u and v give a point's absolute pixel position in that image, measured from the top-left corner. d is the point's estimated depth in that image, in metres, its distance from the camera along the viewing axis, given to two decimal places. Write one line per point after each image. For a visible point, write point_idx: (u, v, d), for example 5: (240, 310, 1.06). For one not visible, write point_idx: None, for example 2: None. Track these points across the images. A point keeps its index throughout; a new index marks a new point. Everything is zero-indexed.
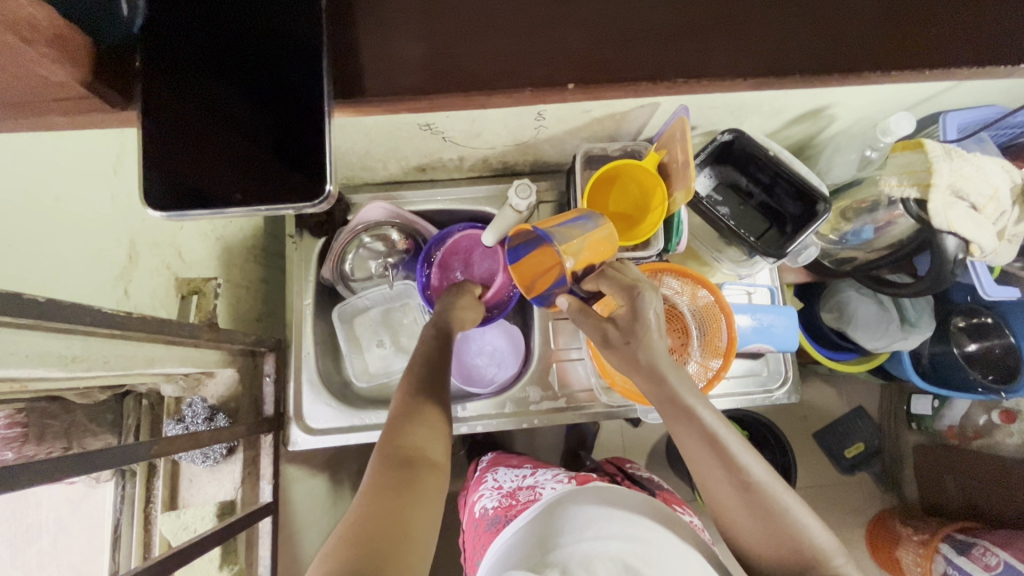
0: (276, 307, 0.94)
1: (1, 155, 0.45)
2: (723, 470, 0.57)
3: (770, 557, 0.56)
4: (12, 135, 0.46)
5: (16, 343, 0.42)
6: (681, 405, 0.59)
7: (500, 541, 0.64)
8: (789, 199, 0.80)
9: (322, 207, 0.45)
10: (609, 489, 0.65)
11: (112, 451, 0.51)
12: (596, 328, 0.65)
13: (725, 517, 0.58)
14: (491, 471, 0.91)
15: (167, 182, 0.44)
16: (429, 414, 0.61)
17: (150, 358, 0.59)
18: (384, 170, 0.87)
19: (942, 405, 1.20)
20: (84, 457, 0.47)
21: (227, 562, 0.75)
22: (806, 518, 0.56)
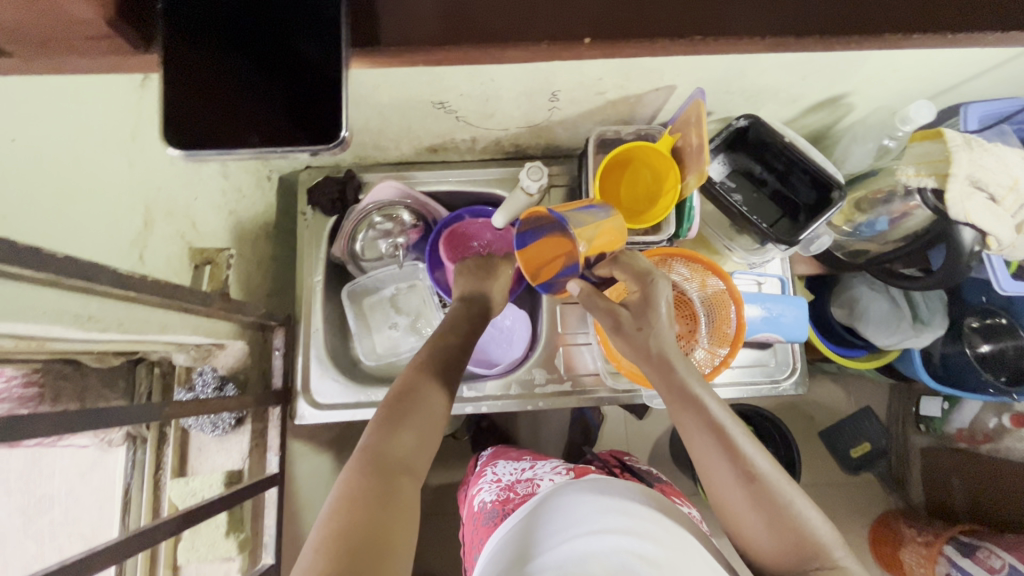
0: (286, 284, 0.95)
1: (40, 114, 0.46)
2: (728, 462, 0.55)
3: (773, 551, 0.54)
4: (50, 93, 0.47)
5: (33, 298, 0.44)
6: (688, 394, 0.58)
7: (500, 536, 0.64)
8: (803, 186, 0.78)
9: (338, 151, 0.45)
10: (603, 483, 0.65)
11: (126, 408, 0.52)
12: (606, 312, 0.64)
13: (728, 510, 0.56)
14: (491, 464, 0.91)
15: (178, 120, 0.42)
16: (423, 413, 0.60)
17: (163, 325, 0.60)
18: (397, 150, 0.88)
19: (951, 408, 1.16)
20: (101, 413, 0.48)
21: (234, 529, 0.75)
22: (810, 511, 0.54)
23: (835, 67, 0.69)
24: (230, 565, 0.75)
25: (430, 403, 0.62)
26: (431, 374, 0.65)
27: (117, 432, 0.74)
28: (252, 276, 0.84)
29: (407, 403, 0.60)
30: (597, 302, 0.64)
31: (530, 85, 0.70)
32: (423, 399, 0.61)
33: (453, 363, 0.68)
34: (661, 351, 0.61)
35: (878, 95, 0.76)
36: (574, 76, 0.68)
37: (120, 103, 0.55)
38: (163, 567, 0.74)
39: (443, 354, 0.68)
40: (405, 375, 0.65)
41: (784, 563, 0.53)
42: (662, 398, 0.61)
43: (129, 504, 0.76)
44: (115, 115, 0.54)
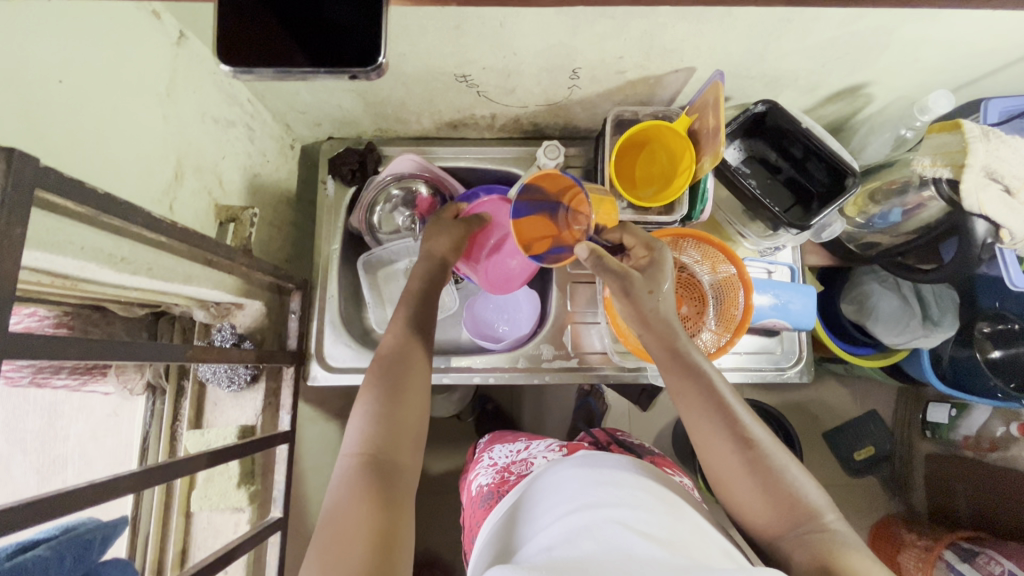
0: (303, 251, 0.98)
1: (88, 61, 0.48)
2: (723, 429, 0.58)
3: (767, 517, 0.55)
4: (97, 40, 0.49)
5: (73, 234, 0.46)
6: (687, 362, 0.63)
7: (503, 510, 0.65)
8: (818, 173, 0.79)
9: (375, 77, 0.46)
10: (594, 459, 0.66)
11: (161, 347, 0.53)
12: (615, 276, 0.65)
13: (724, 481, 0.58)
14: (486, 450, 0.92)
15: (224, 30, 0.44)
16: (405, 407, 0.60)
17: (188, 275, 0.62)
18: (417, 124, 0.89)
19: (959, 414, 1.17)
20: (143, 348, 0.50)
21: (245, 482, 0.78)
22: (801, 476, 0.56)
23: (855, 54, 0.69)
24: (239, 516, 0.77)
25: (416, 395, 0.61)
26: (406, 361, 0.63)
27: (138, 379, 0.77)
28: (271, 240, 0.86)
29: (389, 397, 0.60)
30: (609, 262, 0.65)
31: (552, 61, 0.71)
32: (408, 391, 0.61)
33: (426, 344, 0.67)
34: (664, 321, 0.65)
35: (898, 85, 0.77)
36: (595, 53, 0.70)
37: (157, 56, 0.57)
38: (176, 513, 0.77)
39: (417, 337, 0.67)
40: (387, 355, 0.65)
41: (777, 530, 0.55)
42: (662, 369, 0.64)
43: (147, 451, 0.78)
44: (151, 67, 0.57)
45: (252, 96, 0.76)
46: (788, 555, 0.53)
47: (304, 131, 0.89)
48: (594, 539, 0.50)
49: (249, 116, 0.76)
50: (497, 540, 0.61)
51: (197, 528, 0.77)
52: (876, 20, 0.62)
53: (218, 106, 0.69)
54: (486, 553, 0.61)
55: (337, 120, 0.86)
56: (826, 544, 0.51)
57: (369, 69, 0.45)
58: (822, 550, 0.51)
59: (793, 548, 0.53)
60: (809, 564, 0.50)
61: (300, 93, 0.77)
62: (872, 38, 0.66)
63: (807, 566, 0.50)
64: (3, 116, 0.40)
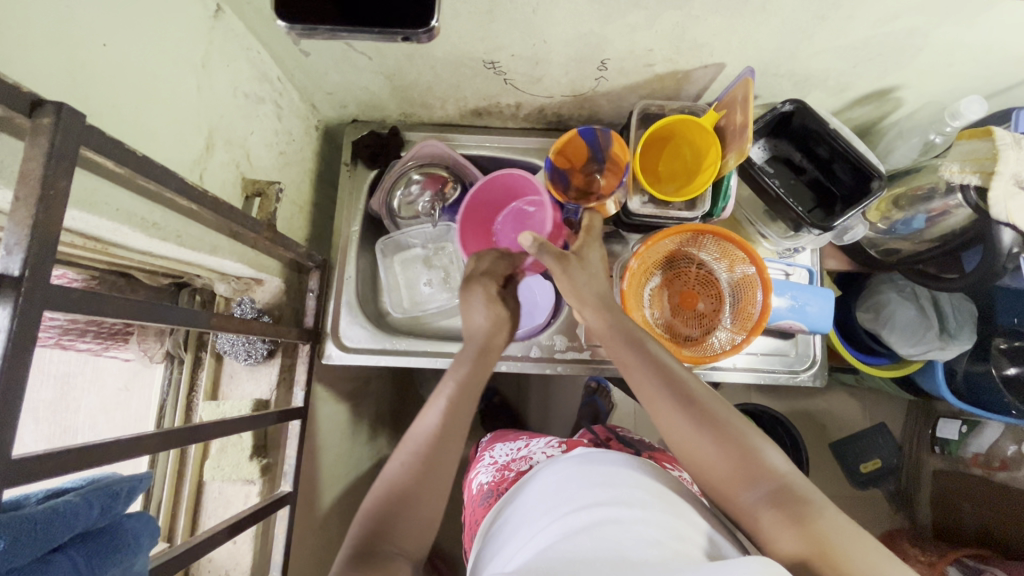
0: (323, 232, 0.99)
1: (132, 29, 0.49)
2: (672, 394, 0.62)
3: (723, 472, 0.58)
4: (140, 7, 0.50)
5: (109, 195, 0.47)
6: (632, 339, 0.67)
7: (509, 504, 0.66)
8: (843, 175, 0.79)
9: (427, 38, 0.53)
10: (591, 455, 0.65)
11: (188, 313, 0.54)
12: (556, 258, 0.72)
13: (680, 444, 0.61)
14: (487, 449, 0.92)
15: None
16: (418, 501, 0.58)
17: (214, 246, 0.63)
18: (442, 110, 0.90)
19: (970, 431, 1.13)
20: (175, 311, 0.52)
21: (257, 454, 0.79)
22: (749, 428, 0.60)
23: (888, 56, 0.69)
24: (250, 488, 0.78)
25: (434, 486, 0.60)
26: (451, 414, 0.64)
27: (157, 347, 0.79)
28: (292, 218, 0.87)
29: (404, 493, 0.58)
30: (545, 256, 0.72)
31: (581, 51, 0.71)
32: (432, 474, 0.60)
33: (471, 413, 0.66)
34: (597, 295, 0.71)
35: (929, 90, 0.76)
36: (625, 44, 0.69)
37: (195, 28, 0.58)
38: (189, 480, 0.78)
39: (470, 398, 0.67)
40: (423, 435, 0.63)
41: (736, 482, 0.57)
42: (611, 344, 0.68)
43: (163, 418, 0.80)
44: (189, 38, 0.57)
45: (281, 74, 0.77)
46: (751, 507, 0.55)
47: (330, 112, 0.90)
48: (589, 536, 0.50)
49: (278, 93, 0.77)
50: (500, 533, 0.61)
51: (208, 498, 0.78)
52: (912, 20, 0.62)
53: (250, 82, 0.70)
54: (491, 548, 0.61)
55: (363, 102, 0.87)
56: (787, 497, 0.54)
57: (422, 31, 0.53)
58: (785, 503, 0.54)
59: (754, 501, 0.55)
60: (779, 522, 0.53)
61: (329, 74, 0.78)
62: (906, 39, 0.65)
63: (778, 524, 0.53)
64: (49, 75, 0.41)
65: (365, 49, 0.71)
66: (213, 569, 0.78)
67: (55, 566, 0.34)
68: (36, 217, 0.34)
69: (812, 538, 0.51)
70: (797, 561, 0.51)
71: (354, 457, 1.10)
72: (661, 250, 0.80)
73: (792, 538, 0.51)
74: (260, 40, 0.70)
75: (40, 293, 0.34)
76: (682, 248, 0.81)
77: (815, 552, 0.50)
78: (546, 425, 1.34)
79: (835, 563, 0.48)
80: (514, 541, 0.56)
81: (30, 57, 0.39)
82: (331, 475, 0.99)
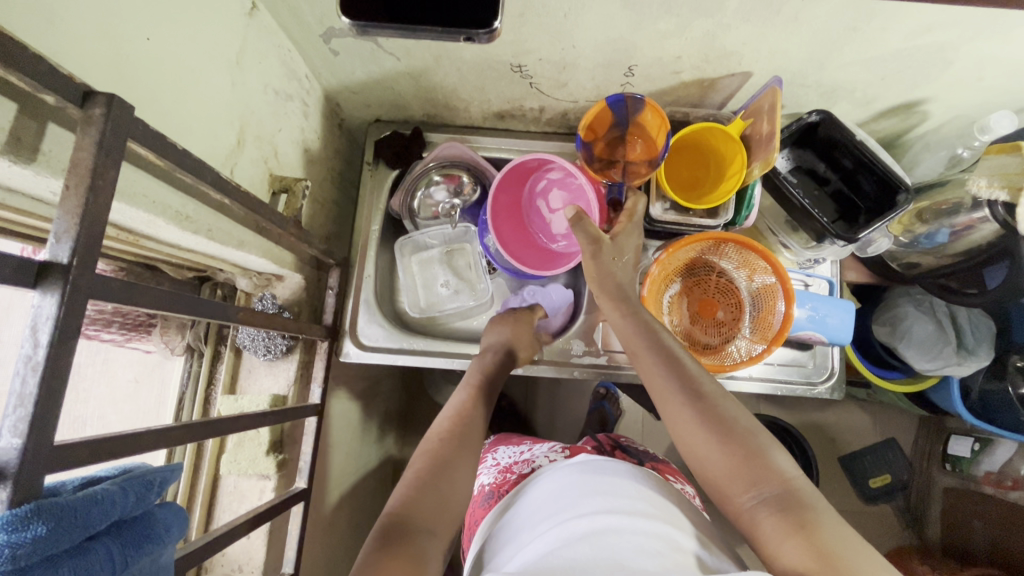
0: (342, 230, 0.99)
1: (173, 24, 0.50)
2: (679, 384, 0.63)
3: (725, 469, 0.57)
4: (182, 2, 0.51)
5: (147, 188, 0.47)
6: (644, 330, 0.68)
7: (512, 506, 0.65)
8: (868, 187, 0.78)
9: (485, 40, 0.54)
10: (593, 463, 0.64)
11: (218, 305, 0.55)
12: (590, 240, 0.70)
13: (684, 437, 0.61)
14: (491, 450, 0.91)
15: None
16: (453, 474, 0.63)
17: (241, 241, 0.63)
18: (465, 112, 0.90)
19: (982, 450, 1.12)
20: (204, 303, 0.52)
21: (274, 450, 0.79)
22: (756, 428, 0.59)
23: (919, 68, 0.68)
24: (265, 483, 0.79)
25: (463, 470, 0.64)
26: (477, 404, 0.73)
27: (178, 340, 0.80)
28: (315, 215, 0.87)
29: (435, 474, 0.62)
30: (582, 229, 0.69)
31: (609, 56, 0.71)
32: (462, 457, 0.65)
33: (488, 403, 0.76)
34: (613, 281, 0.73)
35: (955, 104, 0.76)
36: (654, 51, 0.70)
37: (232, 24, 0.59)
38: (205, 473, 0.78)
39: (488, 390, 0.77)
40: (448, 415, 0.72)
41: (736, 480, 0.56)
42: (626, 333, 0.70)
43: (181, 411, 0.80)
44: (226, 34, 0.58)
45: (309, 72, 0.78)
46: (751, 510, 0.54)
47: (354, 112, 0.91)
48: (590, 543, 0.49)
49: (306, 92, 0.78)
50: (501, 535, 0.60)
51: (224, 491, 0.79)
52: (944, 34, 0.62)
53: (280, 80, 0.71)
54: (492, 546, 0.60)
55: (388, 103, 0.88)
56: (791, 502, 0.53)
57: (481, 33, 0.54)
58: (788, 508, 0.52)
59: (754, 502, 0.54)
60: (780, 527, 0.51)
61: (356, 74, 0.79)
62: (937, 52, 0.65)
63: (778, 528, 0.51)
64: (96, 67, 0.42)
65: (394, 50, 0.71)
66: (225, 564, 0.78)
67: (93, 554, 0.34)
68: (85, 206, 0.34)
69: (813, 546, 0.48)
70: (794, 568, 0.48)
71: (363, 456, 1.10)
72: (683, 257, 0.80)
73: (792, 544, 0.49)
74: (291, 38, 0.70)
75: (86, 282, 0.34)
76: (703, 256, 0.81)
77: (814, 561, 0.47)
78: (553, 430, 1.33)
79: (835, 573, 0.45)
80: (518, 542, 0.56)
81: (79, 49, 0.40)
82: (341, 474, 0.99)
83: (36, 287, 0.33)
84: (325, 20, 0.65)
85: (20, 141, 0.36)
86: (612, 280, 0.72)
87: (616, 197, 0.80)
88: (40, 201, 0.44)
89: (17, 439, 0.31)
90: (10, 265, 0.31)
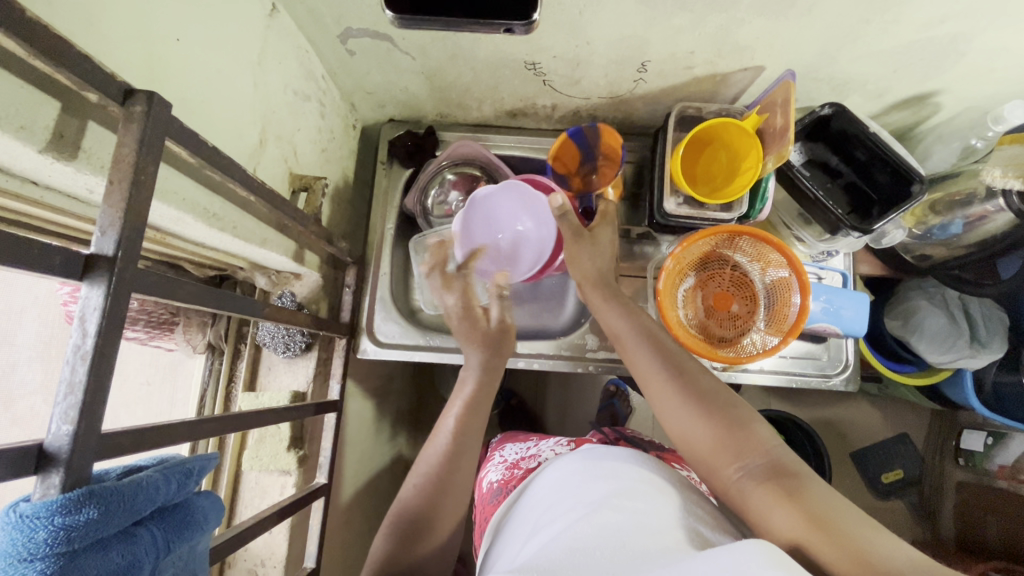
0: (356, 229, 1.00)
1: (201, 25, 0.51)
2: (660, 365, 0.64)
3: (709, 444, 0.58)
4: (209, 3, 0.52)
5: (178, 185, 0.49)
6: (626, 311, 0.71)
7: (520, 500, 0.66)
8: (882, 179, 0.79)
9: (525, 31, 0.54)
10: (595, 451, 0.64)
11: (245, 301, 0.56)
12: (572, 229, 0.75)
13: (667, 415, 0.62)
14: (498, 448, 0.92)
15: None
16: (437, 514, 0.66)
17: (264, 239, 0.65)
18: (478, 110, 0.91)
19: (995, 444, 1.12)
20: (232, 298, 0.52)
21: (294, 446, 0.80)
22: (738, 402, 0.60)
23: (932, 59, 0.69)
24: (286, 479, 0.80)
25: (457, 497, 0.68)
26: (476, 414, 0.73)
27: (200, 338, 0.81)
28: (332, 214, 0.88)
29: (423, 509, 0.65)
30: (565, 223, 0.75)
31: (623, 52, 0.72)
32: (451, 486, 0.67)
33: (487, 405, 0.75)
34: (596, 269, 0.75)
35: (967, 95, 0.77)
36: (667, 46, 0.70)
37: (255, 25, 0.60)
38: (228, 470, 0.79)
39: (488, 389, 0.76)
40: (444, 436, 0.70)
41: (722, 453, 0.56)
42: (609, 320, 0.72)
43: (203, 407, 0.81)
44: (249, 35, 0.59)
45: (326, 73, 0.79)
46: (740, 481, 0.54)
47: (367, 112, 0.92)
48: (589, 521, 0.50)
49: (322, 92, 0.79)
50: (507, 531, 0.61)
51: (246, 487, 0.80)
52: (957, 25, 0.62)
53: (299, 81, 0.72)
54: (500, 541, 0.61)
55: (402, 102, 0.89)
56: (777, 471, 0.53)
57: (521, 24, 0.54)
58: (775, 477, 0.52)
59: (742, 473, 0.54)
60: (771, 495, 0.51)
61: (371, 73, 0.79)
62: (950, 44, 0.66)
63: (767, 496, 0.51)
64: (131, 67, 0.43)
65: (408, 49, 0.72)
66: (248, 559, 0.79)
67: (138, 539, 0.35)
68: (129, 200, 0.35)
69: (803, 510, 0.48)
70: (785, 533, 0.48)
71: (377, 453, 1.10)
72: (696, 252, 0.81)
73: (782, 508, 0.50)
74: (309, 39, 0.71)
75: (130, 273, 0.35)
76: (716, 250, 0.81)
77: (805, 525, 0.47)
78: (564, 427, 1.34)
79: (828, 537, 0.45)
80: (521, 534, 0.56)
81: (113, 50, 0.41)
82: (357, 471, 1.00)
83: (83, 279, 0.34)
84: (342, 21, 0.66)
85: (64, 139, 0.37)
86: (596, 274, 0.74)
87: (588, 205, 0.86)
88: (76, 199, 0.45)
89: (68, 425, 0.32)
90: (59, 256, 0.32)
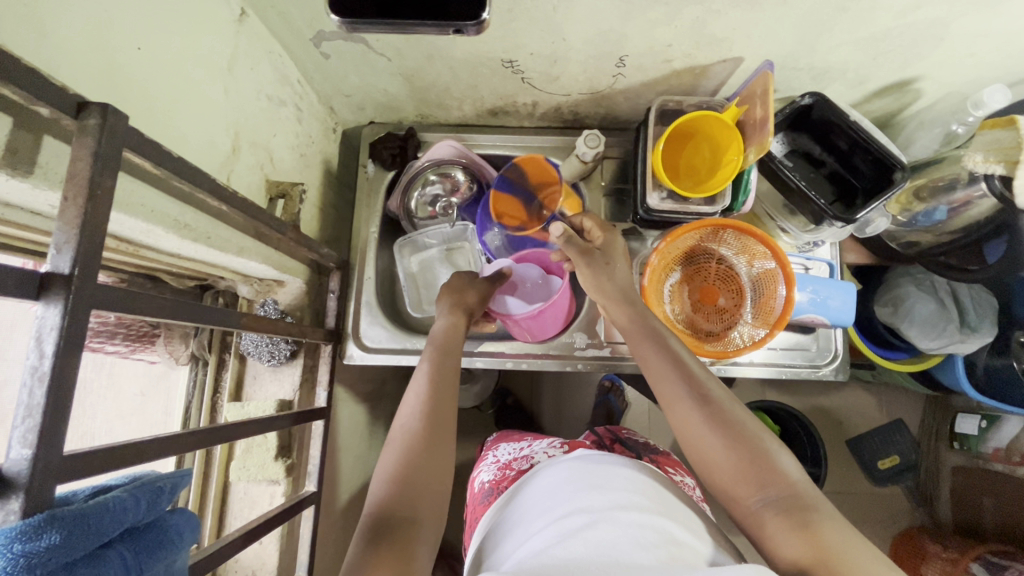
0: (340, 234, 0.99)
1: (163, 32, 0.50)
2: (684, 388, 0.61)
3: (730, 473, 0.56)
4: (171, 9, 0.51)
5: (144, 197, 0.48)
6: (649, 329, 0.68)
7: (508, 504, 0.65)
8: (866, 167, 0.78)
9: (473, 30, 0.54)
10: (591, 458, 0.63)
11: (220, 312, 0.55)
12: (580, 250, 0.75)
13: (688, 438, 0.60)
14: (492, 448, 0.91)
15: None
16: (427, 470, 0.59)
17: (241, 247, 0.64)
18: (459, 110, 0.90)
19: (988, 427, 1.10)
20: (206, 309, 0.52)
21: (282, 454, 0.80)
22: (762, 430, 0.58)
23: (910, 46, 0.68)
24: (275, 488, 0.79)
25: (444, 445, 0.62)
26: (447, 375, 0.69)
27: (183, 349, 0.80)
28: (313, 219, 0.88)
29: (419, 465, 0.58)
30: (572, 245, 0.75)
31: (600, 48, 0.71)
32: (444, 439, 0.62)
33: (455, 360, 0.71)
34: (619, 290, 0.73)
35: (948, 80, 0.76)
36: (644, 40, 0.70)
37: (222, 31, 0.59)
38: (216, 480, 0.78)
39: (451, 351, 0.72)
40: (415, 398, 0.65)
41: (743, 482, 0.55)
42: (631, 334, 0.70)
43: (188, 419, 0.81)
44: (216, 41, 0.58)
45: (301, 77, 0.78)
46: (760, 513, 0.53)
47: (347, 115, 0.91)
48: (584, 535, 0.49)
49: (298, 96, 0.78)
50: (498, 535, 0.61)
51: (234, 497, 0.79)
52: (933, 10, 0.62)
53: (273, 85, 0.71)
54: (489, 545, 0.61)
55: (381, 104, 0.88)
56: (796, 505, 0.52)
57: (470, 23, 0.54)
58: (793, 510, 0.51)
59: (762, 506, 0.53)
60: (788, 531, 0.50)
61: (348, 75, 0.78)
62: (927, 30, 0.65)
63: (784, 531, 0.50)
64: (89, 79, 0.42)
65: (384, 50, 0.71)
66: (239, 570, 0.79)
67: (108, 562, 0.34)
68: (85, 217, 0.34)
69: (821, 551, 0.48)
70: (797, 563, 0.48)
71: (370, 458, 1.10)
72: (681, 246, 0.80)
73: (795, 544, 0.49)
74: (283, 44, 0.70)
75: (89, 290, 0.34)
76: (702, 243, 0.81)
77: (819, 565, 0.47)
78: (559, 425, 1.33)
79: None
80: (513, 544, 0.55)
81: (67, 63, 0.40)
82: (349, 477, 0.99)
83: (40, 299, 0.33)
84: (313, 23, 0.65)
85: (18, 155, 0.36)
86: (610, 286, 0.73)
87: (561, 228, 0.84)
88: (37, 214, 0.44)
89: (27, 449, 0.31)
90: (13, 279, 0.31)
